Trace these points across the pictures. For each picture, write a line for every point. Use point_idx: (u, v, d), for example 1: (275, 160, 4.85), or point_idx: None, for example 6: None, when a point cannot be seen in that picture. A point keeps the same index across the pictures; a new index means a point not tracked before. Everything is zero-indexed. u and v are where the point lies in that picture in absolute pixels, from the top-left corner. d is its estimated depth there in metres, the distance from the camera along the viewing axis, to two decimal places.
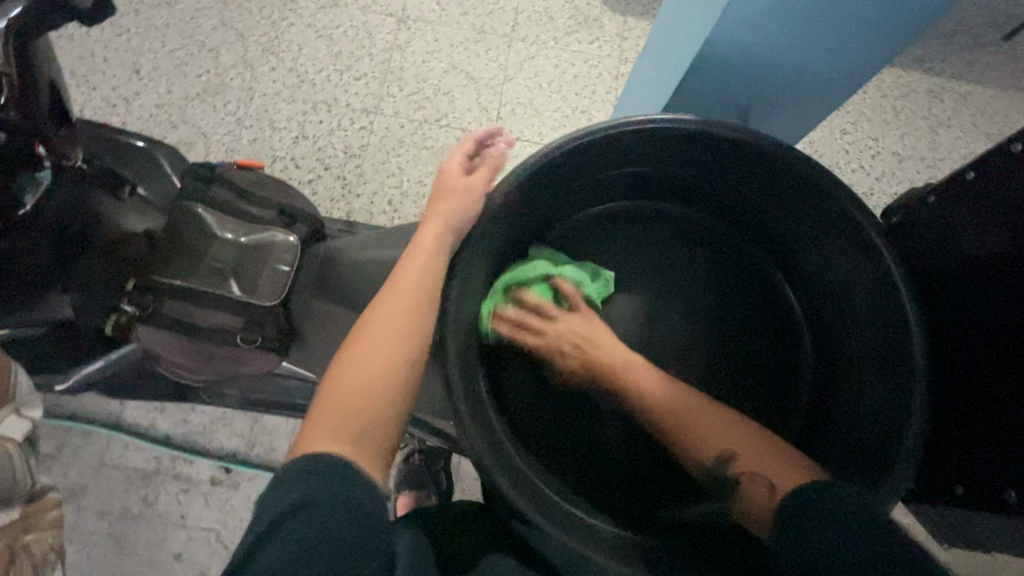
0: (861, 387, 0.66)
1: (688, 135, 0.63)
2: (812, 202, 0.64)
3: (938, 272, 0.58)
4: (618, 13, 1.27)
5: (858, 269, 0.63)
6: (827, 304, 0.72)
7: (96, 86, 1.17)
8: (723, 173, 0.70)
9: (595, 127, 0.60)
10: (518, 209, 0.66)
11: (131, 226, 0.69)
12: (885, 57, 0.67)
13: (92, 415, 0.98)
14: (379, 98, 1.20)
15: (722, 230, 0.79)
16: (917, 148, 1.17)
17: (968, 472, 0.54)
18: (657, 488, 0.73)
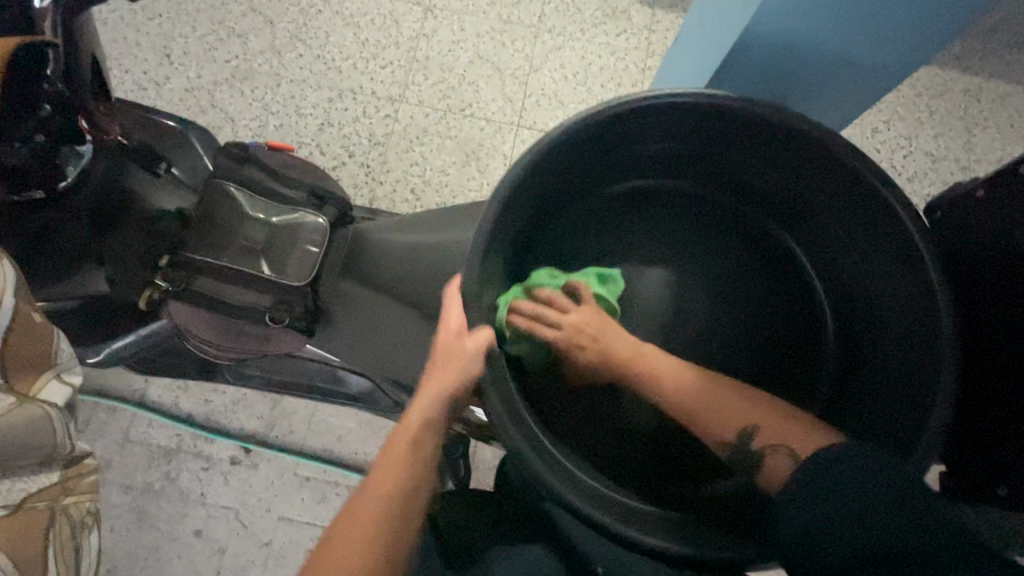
0: (887, 377, 0.65)
1: (718, 114, 0.61)
2: (845, 185, 0.62)
3: (978, 268, 0.56)
4: (647, 5, 1.25)
5: (892, 256, 0.61)
6: (857, 292, 0.70)
7: (128, 70, 1.19)
8: (753, 153, 0.68)
9: (623, 104, 0.59)
10: (540, 191, 0.65)
11: (164, 205, 0.69)
12: (927, 56, 0.65)
13: (118, 391, 1.00)
14: (404, 87, 1.20)
15: (749, 211, 0.77)
16: (952, 149, 1.14)
17: (1006, 472, 0.51)
18: (678, 469, 0.71)
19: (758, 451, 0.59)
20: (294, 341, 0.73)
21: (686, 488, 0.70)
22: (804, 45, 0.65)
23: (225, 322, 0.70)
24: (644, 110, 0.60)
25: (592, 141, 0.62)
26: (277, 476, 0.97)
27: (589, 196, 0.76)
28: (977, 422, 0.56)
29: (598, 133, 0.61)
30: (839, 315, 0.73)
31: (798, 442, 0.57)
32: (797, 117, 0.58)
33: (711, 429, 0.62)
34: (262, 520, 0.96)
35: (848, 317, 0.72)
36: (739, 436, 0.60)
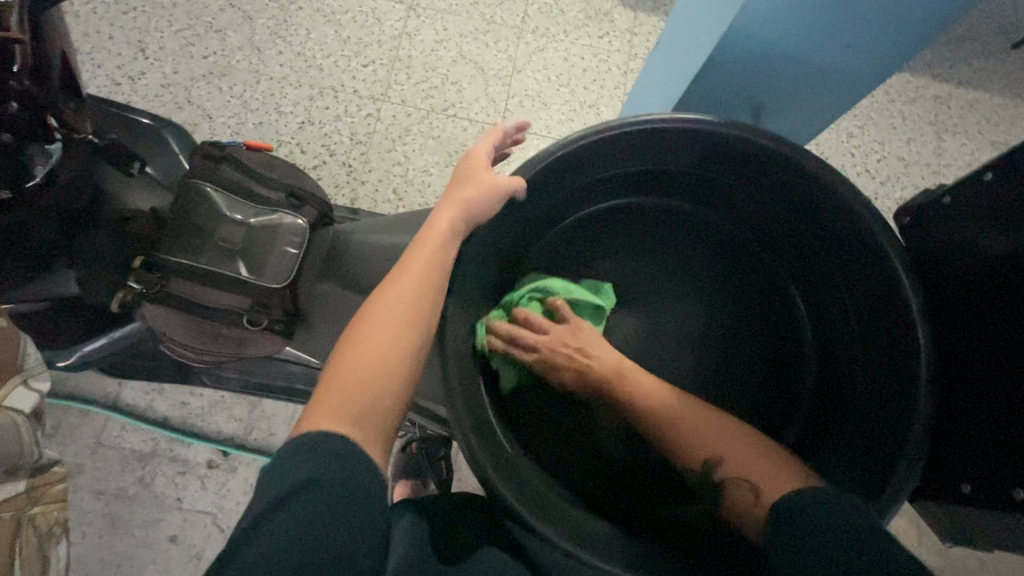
0: (865, 388, 0.66)
1: (697, 134, 0.62)
2: (812, 202, 0.65)
3: (947, 273, 0.58)
4: (629, 8, 1.26)
5: (867, 271, 0.63)
6: (836, 305, 0.71)
7: (101, 64, 1.16)
8: (733, 172, 0.69)
9: (600, 125, 0.59)
10: (526, 205, 0.66)
11: (138, 203, 0.69)
12: (892, 67, 0.67)
13: (89, 395, 0.97)
14: (387, 86, 1.20)
15: (732, 228, 0.77)
16: (923, 153, 1.18)
17: (975, 474, 0.52)
18: (650, 487, 0.73)
19: (722, 481, 0.61)
20: (273, 343, 0.71)
21: (657, 505, 0.71)
22: (780, 50, 0.65)
23: (202, 324, 0.69)
24: (625, 132, 0.61)
25: (575, 158, 0.63)
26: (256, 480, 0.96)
27: (574, 208, 0.76)
28: (950, 421, 0.58)
29: (581, 150, 0.62)
30: (817, 329, 0.74)
31: (764, 473, 0.58)
32: (772, 138, 0.59)
33: (682, 455, 0.64)
34: None
35: (827, 331, 0.73)
36: (708, 464, 0.62)
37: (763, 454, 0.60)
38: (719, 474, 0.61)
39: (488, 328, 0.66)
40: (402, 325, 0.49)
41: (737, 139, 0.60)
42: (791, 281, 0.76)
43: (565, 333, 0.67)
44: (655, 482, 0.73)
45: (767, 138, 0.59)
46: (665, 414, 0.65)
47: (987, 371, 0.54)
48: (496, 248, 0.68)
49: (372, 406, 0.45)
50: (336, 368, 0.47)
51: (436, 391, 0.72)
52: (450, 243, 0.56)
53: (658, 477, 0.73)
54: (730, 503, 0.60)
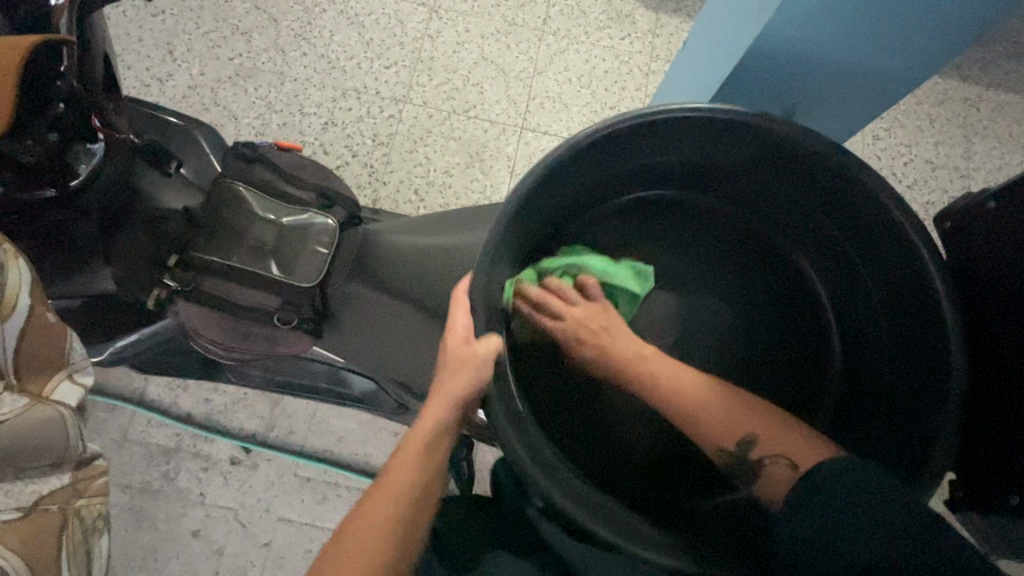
0: (898, 391, 0.65)
1: (726, 127, 0.61)
2: (845, 197, 0.63)
3: (987, 275, 0.57)
4: (651, 9, 1.26)
5: (899, 270, 0.62)
6: (867, 305, 0.69)
7: (131, 66, 1.18)
8: (761, 166, 0.68)
9: (627, 115, 0.59)
10: (550, 198, 0.65)
11: (171, 203, 0.69)
12: (927, 70, 0.65)
13: (116, 390, 0.99)
14: (409, 87, 1.20)
15: (756, 223, 0.76)
16: (952, 156, 1.15)
17: (1018, 482, 0.51)
18: (677, 482, 0.71)
19: (759, 459, 0.60)
20: (302, 343, 0.72)
21: (684, 501, 0.70)
22: (813, 52, 0.65)
23: (233, 322, 0.70)
24: (652, 123, 0.60)
25: (602, 149, 0.62)
26: (277, 477, 0.97)
27: (598, 204, 0.75)
28: (989, 425, 0.56)
29: (607, 141, 0.61)
30: (847, 329, 0.73)
31: (800, 453, 0.59)
32: (803, 131, 0.59)
33: (712, 436, 0.63)
34: (261, 520, 0.96)
35: (856, 331, 0.71)
36: (740, 442, 0.62)
37: (792, 433, 0.61)
38: (756, 453, 0.61)
39: (518, 291, 0.67)
40: (391, 525, 0.50)
41: (769, 130, 0.59)
42: (819, 279, 0.75)
43: (592, 311, 0.68)
44: (682, 477, 0.71)
45: (800, 130, 0.58)
46: (687, 403, 0.64)
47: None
48: (522, 249, 0.68)
49: (389, 563, 0.48)
50: (345, 541, 0.49)
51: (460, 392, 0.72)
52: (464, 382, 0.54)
53: (685, 474, 0.71)
54: (767, 483, 0.60)
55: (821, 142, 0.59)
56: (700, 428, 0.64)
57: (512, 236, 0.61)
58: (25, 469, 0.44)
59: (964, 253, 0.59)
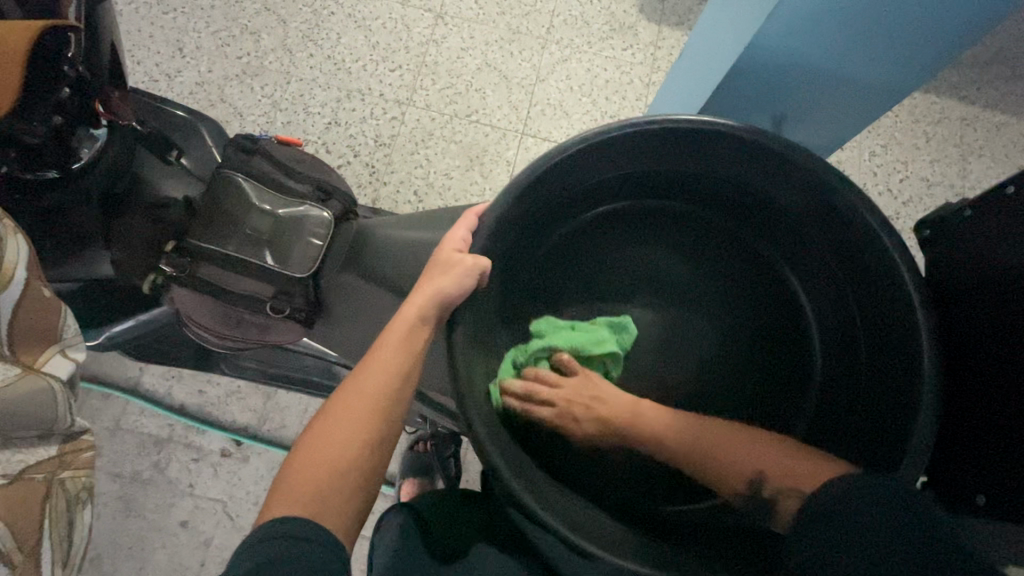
0: (872, 399, 0.66)
1: (706, 138, 0.63)
2: (829, 211, 0.64)
3: (961, 285, 0.57)
4: (653, 22, 1.28)
5: (878, 283, 0.63)
6: (846, 316, 0.70)
7: (141, 61, 1.21)
8: (740, 176, 0.69)
9: (609, 126, 0.60)
10: (538, 201, 0.67)
11: (174, 192, 0.71)
12: (912, 86, 0.67)
13: (111, 378, 1.00)
14: (412, 90, 1.22)
15: (736, 231, 0.78)
16: (947, 175, 1.17)
17: (986, 486, 0.51)
18: (655, 486, 0.72)
19: (772, 497, 0.59)
20: (293, 332, 0.74)
21: (658, 505, 0.71)
22: (803, 64, 0.66)
23: (227, 310, 0.71)
24: (633, 133, 0.62)
25: (590, 154, 0.63)
26: (267, 470, 0.98)
27: (588, 205, 0.76)
28: (959, 432, 0.57)
29: (590, 150, 0.63)
30: (826, 339, 0.74)
31: (798, 479, 0.58)
32: (784, 143, 0.60)
33: (722, 481, 0.63)
34: (249, 513, 0.96)
35: (834, 339, 0.73)
36: (750, 484, 0.61)
37: (795, 457, 0.60)
38: (768, 489, 0.59)
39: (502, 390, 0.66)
40: (380, 395, 0.50)
41: (749, 142, 0.61)
42: (802, 290, 0.76)
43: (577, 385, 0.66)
44: (663, 482, 0.72)
45: (780, 142, 0.60)
46: (682, 447, 0.65)
47: (998, 381, 0.53)
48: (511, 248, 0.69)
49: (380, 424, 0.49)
50: (334, 408, 0.49)
51: (449, 389, 0.72)
52: (453, 274, 0.57)
53: (666, 477, 0.73)
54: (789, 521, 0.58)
55: (802, 154, 0.60)
56: (711, 468, 0.63)
57: (495, 234, 0.62)
58: (16, 436, 0.45)
59: (942, 262, 0.60)
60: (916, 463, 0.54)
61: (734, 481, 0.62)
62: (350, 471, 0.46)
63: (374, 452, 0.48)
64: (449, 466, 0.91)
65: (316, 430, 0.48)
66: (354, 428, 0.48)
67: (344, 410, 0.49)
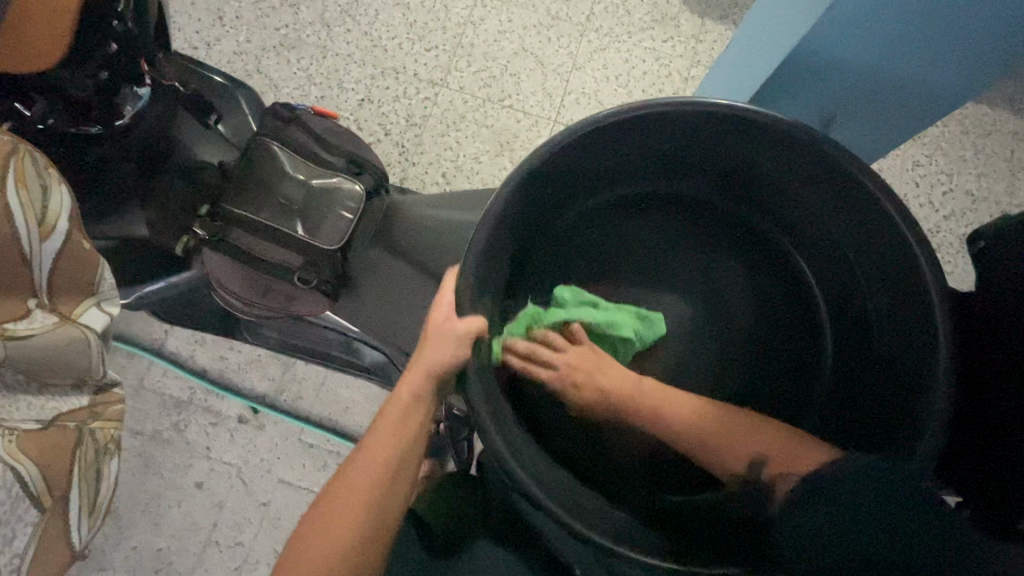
0: (882, 406, 0.62)
1: (724, 120, 0.59)
2: (858, 211, 0.59)
3: (1002, 306, 0.52)
4: (697, 14, 1.24)
5: (899, 283, 0.58)
6: (865, 328, 0.65)
7: (181, 28, 1.22)
8: (761, 164, 0.65)
9: (630, 106, 0.57)
10: (565, 169, 0.63)
11: (205, 156, 0.72)
12: (969, 94, 0.63)
13: (137, 338, 1.02)
14: (447, 71, 1.21)
15: (755, 223, 0.73)
16: (994, 191, 1.12)
17: None
18: (669, 474, 0.69)
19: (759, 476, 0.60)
20: (317, 305, 0.74)
21: (657, 494, 0.68)
22: (857, 65, 0.63)
23: (255, 276, 0.71)
24: (650, 114, 0.58)
25: (625, 126, 0.60)
26: (281, 440, 0.99)
27: (626, 181, 0.73)
28: (974, 455, 0.53)
29: (607, 131, 0.60)
30: (842, 346, 0.69)
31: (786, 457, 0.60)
32: (804, 129, 0.56)
33: (727, 459, 0.62)
34: (262, 480, 0.98)
35: (850, 341, 0.68)
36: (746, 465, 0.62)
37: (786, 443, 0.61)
38: (765, 474, 0.60)
39: (505, 347, 0.65)
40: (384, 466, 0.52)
41: (771, 126, 0.57)
42: (817, 287, 0.71)
43: (586, 358, 0.65)
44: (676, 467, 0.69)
45: (799, 127, 0.56)
46: (697, 433, 0.64)
47: None
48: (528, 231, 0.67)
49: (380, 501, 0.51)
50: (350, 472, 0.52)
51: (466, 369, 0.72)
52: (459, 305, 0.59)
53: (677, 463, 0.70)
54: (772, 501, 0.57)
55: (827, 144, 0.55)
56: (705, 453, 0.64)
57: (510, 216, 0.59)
58: (51, 383, 0.46)
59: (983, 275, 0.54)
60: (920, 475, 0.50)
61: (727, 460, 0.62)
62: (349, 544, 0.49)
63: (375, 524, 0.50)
64: (462, 449, 0.89)
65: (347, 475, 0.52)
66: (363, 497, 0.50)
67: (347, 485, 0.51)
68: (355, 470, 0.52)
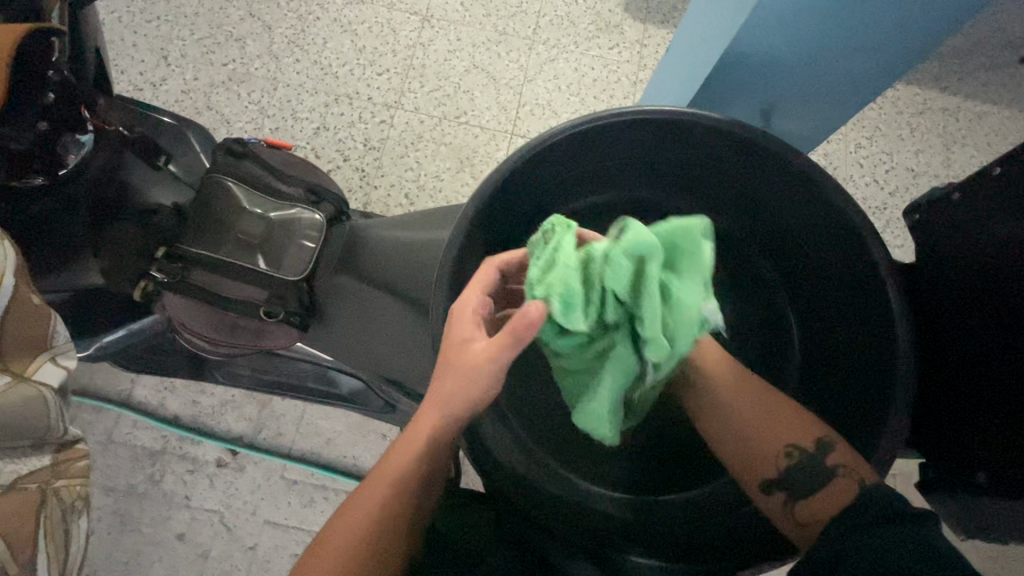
0: (847, 385, 0.64)
1: (671, 125, 0.61)
2: (806, 200, 0.62)
3: (941, 274, 0.55)
4: (639, 20, 1.29)
5: (849, 264, 0.61)
6: (828, 314, 0.67)
7: (124, 70, 1.20)
8: (711, 165, 0.67)
9: (580, 119, 0.59)
10: (523, 186, 0.64)
11: (161, 198, 0.72)
12: (890, 79, 0.68)
13: (101, 390, 0.98)
14: (401, 93, 1.22)
15: (712, 222, 0.75)
16: (932, 165, 1.18)
17: (981, 455, 0.48)
18: (651, 475, 0.69)
19: (832, 468, 0.49)
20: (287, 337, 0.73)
21: (642, 496, 0.67)
22: (786, 59, 0.67)
23: (220, 315, 0.71)
24: (599, 126, 0.60)
25: (579, 140, 0.61)
26: (264, 479, 0.97)
27: (587, 191, 0.74)
28: (937, 422, 0.54)
29: (561, 145, 0.61)
30: (807, 333, 0.71)
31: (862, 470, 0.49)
32: (745, 126, 0.58)
33: (785, 431, 0.52)
34: (247, 523, 0.95)
35: (815, 327, 0.70)
36: (818, 445, 0.51)
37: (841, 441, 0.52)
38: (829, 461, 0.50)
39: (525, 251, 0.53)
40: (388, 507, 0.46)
41: (714, 127, 0.59)
42: (777, 278, 0.74)
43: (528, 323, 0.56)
44: (658, 472, 0.69)
45: (739, 126, 0.58)
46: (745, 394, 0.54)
47: (976, 363, 0.51)
48: (495, 245, 0.67)
49: (381, 545, 0.45)
50: (355, 500, 0.46)
51: None
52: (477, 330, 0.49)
53: (659, 460, 0.69)
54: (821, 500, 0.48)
55: (766, 138, 0.58)
56: (753, 416, 0.53)
57: (475, 233, 0.59)
58: None
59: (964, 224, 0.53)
60: (892, 445, 0.52)
61: (772, 434, 0.52)
62: None
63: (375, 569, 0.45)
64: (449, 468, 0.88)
65: (353, 502, 0.46)
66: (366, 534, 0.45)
67: (348, 521, 0.45)
68: (347, 514, 0.46)
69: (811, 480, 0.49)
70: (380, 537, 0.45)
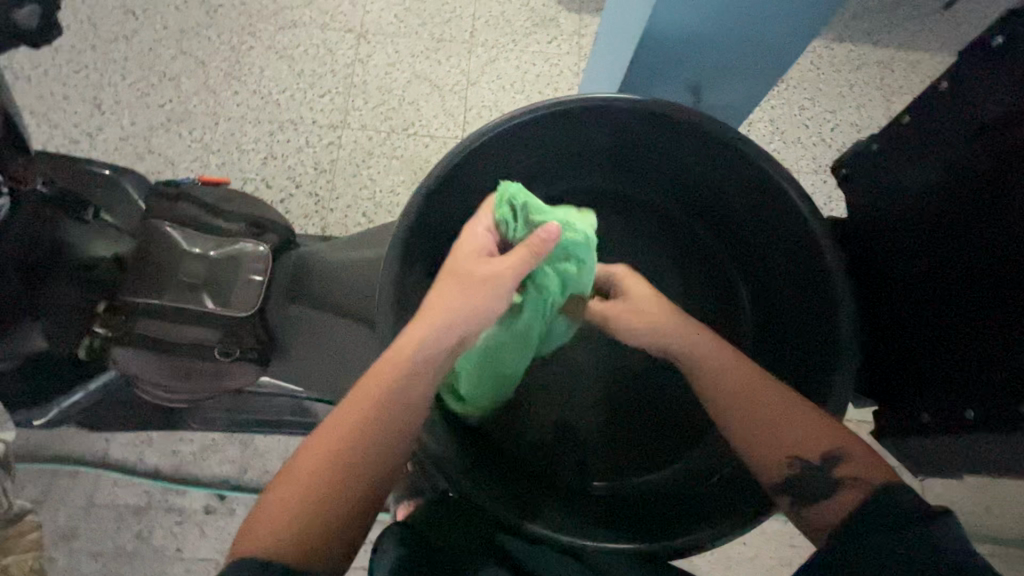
0: (800, 346, 0.65)
1: (595, 112, 0.61)
2: (735, 170, 0.62)
3: (871, 224, 0.56)
4: (573, 11, 1.30)
5: (785, 226, 0.61)
6: (772, 279, 0.68)
7: (58, 124, 1.16)
8: (644, 148, 0.67)
9: (502, 118, 0.58)
10: (457, 192, 0.63)
11: (101, 251, 0.71)
12: (804, 44, 0.70)
13: (74, 453, 0.96)
14: (345, 112, 1.21)
15: (653, 202, 0.76)
16: (874, 118, 1.21)
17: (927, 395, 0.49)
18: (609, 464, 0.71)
19: (839, 480, 0.48)
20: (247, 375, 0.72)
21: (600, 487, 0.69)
22: (704, 35, 0.68)
23: (173, 362, 0.69)
24: (523, 122, 0.60)
25: (505, 139, 0.61)
26: None
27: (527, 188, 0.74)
28: (882, 370, 0.55)
29: (488, 145, 0.60)
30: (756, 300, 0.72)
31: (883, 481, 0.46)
32: (666, 104, 0.58)
33: (806, 436, 0.50)
34: None
35: (763, 293, 0.71)
36: (825, 456, 0.48)
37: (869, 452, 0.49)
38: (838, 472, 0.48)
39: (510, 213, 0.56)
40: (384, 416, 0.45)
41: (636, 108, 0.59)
42: (723, 250, 0.75)
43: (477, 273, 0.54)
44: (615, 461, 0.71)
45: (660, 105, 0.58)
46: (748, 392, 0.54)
47: (912, 306, 0.52)
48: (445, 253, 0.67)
49: (374, 453, 0.44)
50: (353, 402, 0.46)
51: None
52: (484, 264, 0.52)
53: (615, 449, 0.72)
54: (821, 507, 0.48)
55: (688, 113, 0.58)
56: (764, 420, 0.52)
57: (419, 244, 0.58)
58: None
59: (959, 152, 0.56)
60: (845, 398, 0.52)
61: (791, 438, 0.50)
62: (334, 491, 0.42)
63: (364, 478, 0.43)
64: None
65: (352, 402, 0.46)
66: (355, 438, 0.44)
67: (338, 422, 0.45)
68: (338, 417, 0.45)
69: (820, 485, 0.48)
70: (375, 445, 0.44)
